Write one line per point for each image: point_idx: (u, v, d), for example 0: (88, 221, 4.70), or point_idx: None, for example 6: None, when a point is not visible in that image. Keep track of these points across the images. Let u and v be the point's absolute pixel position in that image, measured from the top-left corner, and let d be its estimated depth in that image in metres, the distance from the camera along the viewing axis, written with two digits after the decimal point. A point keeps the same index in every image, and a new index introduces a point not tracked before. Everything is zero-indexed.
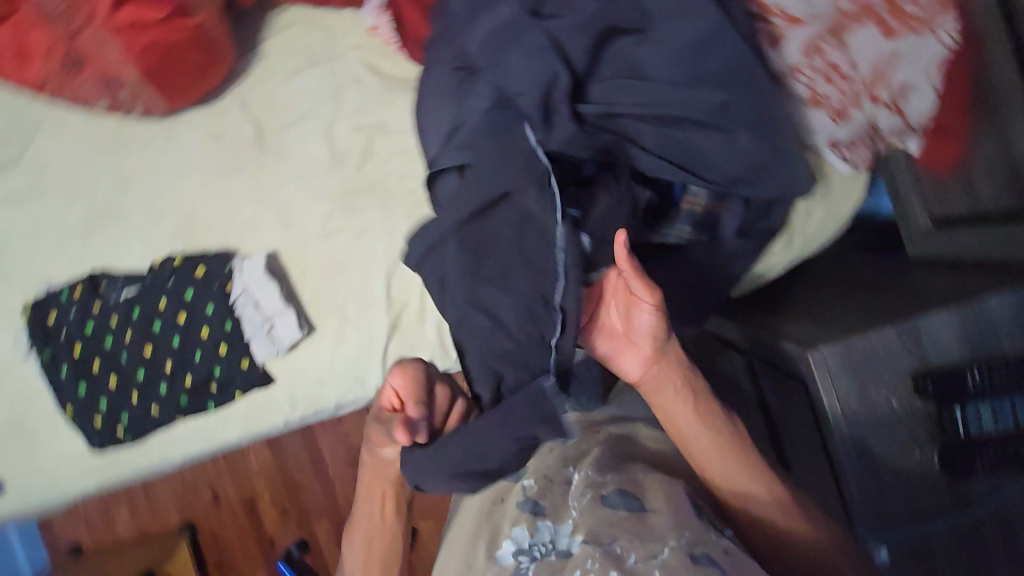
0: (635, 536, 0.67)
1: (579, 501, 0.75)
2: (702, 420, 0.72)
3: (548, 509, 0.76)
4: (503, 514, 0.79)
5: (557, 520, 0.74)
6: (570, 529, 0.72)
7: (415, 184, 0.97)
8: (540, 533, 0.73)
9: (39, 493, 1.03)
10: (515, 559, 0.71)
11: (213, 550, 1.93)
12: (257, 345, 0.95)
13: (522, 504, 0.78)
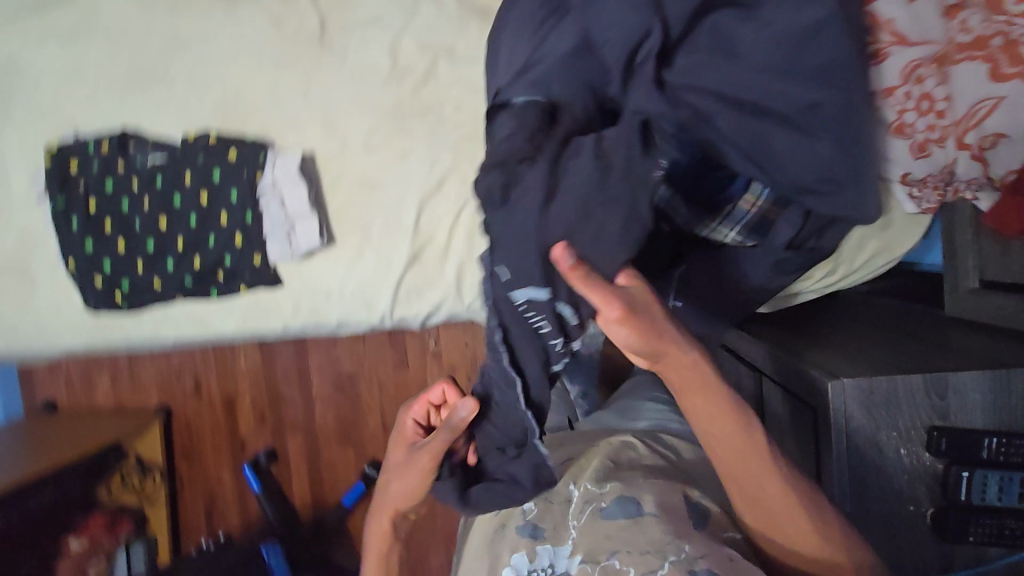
0: (633, 549, 0.69)
1: (578, 521, 0.78)
2: (730, 423, 0.65)
3: (550, 530, 0.78)
4: (505, 540, 0.81)
5: (557, 541, 0.76)
6: (570, 550, 0.73)
7: (469, 119, 0.94)
8: (539, 557, 0.75)
9: (38, 337, 1.05)
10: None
11: (182, 437, 1.97)
12: (273, 245, 0.93)
13: (522, 530, 0.80)
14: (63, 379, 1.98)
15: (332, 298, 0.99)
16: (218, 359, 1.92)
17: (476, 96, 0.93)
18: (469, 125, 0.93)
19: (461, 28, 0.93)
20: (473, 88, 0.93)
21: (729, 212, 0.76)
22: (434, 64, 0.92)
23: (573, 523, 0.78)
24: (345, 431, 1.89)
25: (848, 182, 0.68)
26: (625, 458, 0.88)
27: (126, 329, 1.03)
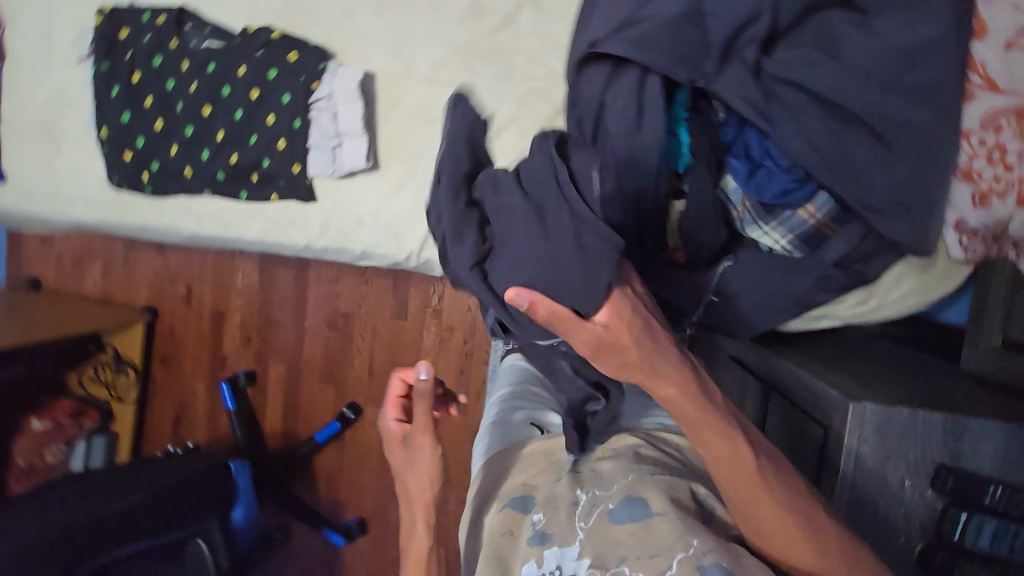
0: (642, 551, 0.59)
1: (587, 521, 0.66)
2: (728, 438, 0.57)
3: (553, 532, 0.67)
4: (513, 551, 0.68)
5: (563, 542, 0.65)
6: (578, 551, 0.63)
7: (539, 76, 0.90)
8: (546, 561, 0.64)
9: (46, 203, 1.00)
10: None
11: (164, 341, 1.95)
12: (317, 158, 0.90)
13: (531, 539, 0.67)
14: (55, 258, 1.96)
15: (363, 226, 0.96)
16: (216, 272, 1.89)
17: (552, 51, 0.89)
18: (538, 80, 0.90)
19: None
20: (551, 43, 0.89)
21: (786, 216, 0.75)
22: (518, 10, 0.89)
23: (579, 524, 0.67)
24: (330, 368, 1.88)
25: (916, 208, 0.67)
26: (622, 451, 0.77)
27: (143, 215, 0.99)
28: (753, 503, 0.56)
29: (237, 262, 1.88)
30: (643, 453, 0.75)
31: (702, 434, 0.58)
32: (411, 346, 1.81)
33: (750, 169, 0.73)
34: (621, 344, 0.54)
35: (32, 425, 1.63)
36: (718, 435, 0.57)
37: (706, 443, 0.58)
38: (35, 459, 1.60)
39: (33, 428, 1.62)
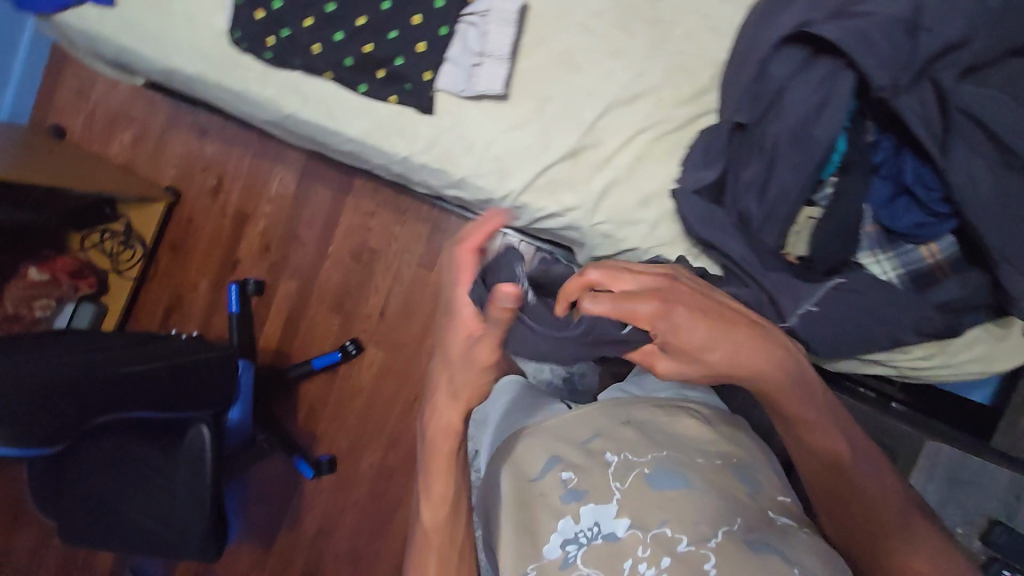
0: (685, 517, 0.60)
1: (623, 482, 0.63)
2: (827, 434, 0.66)
3: (589, 488, 0.64)
4: (541, 504, 0.66)
5: (600, 498, 0.63)
6: (615, 510, 0.61)
7: (692, 52, 0.89)
8: (582, 517, 0.62)
9: (154, 44, 0.95)
10: (562, 551, 0.61)
11: (178, 230, 1.82)
12: (453, 71, 0.88)
13: (564, 496, 0.64)
14: (83, 113, 1.81)
15: (473, 153, 0.93)
16: (251, 173, 1.79)
17: (708, 31, 0.89)
18: (686, 56, 0.89)
19: None
20: (709, 24, 0.89)
21: (905, 249, 0.77)
22: None
23: (614, 483, 0.64)
24: (340, 300, 1.79)
25: None
26: (642, 414, 0.74)
27: (247, 81, 0.94)
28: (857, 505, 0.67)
29: (275, 168, 1.78)
30: (675, 419, 0.74)
31: (804, 433, 0.66)
32: (431, 299, 1.72)
33: (891, 193, 0.75)
34: (681, 343, 0.59)
35: (28, 271, 1.54)
36: (816, 423, 0.65)
37: (804, 438, 0.67)
38: (23, 309, 1.51)
39: (29, 275, 1.53)
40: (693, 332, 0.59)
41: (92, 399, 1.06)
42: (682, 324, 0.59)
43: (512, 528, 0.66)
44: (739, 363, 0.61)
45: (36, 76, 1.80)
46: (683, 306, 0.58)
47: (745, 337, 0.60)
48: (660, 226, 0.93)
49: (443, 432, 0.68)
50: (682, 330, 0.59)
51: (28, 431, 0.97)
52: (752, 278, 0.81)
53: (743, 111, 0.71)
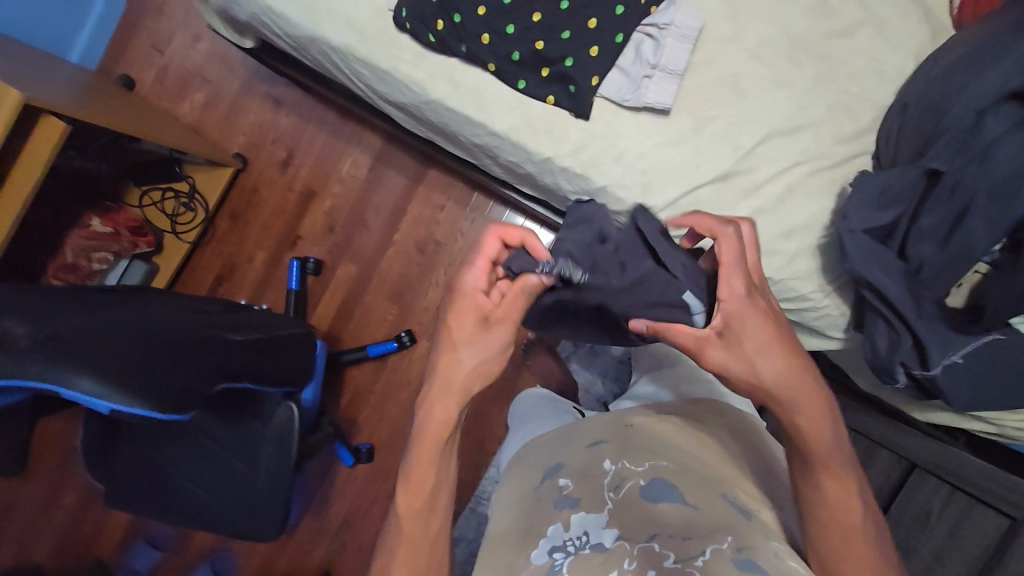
0: (676, 532, 0.59)
1: (616, 492, 0.64)
2: (842, 482, 0.63)
3: (583, 497, 0.65)
4: (535, 513, 0.67)
5: (590, 508, 0.63)
6: (604, 520, 0.61)
7: (854, 94, 0.90)
8: (572, 525, 0.62)
9: (306, 12, 0.92)
10: (549, 557, 0.60)
11: (238, 199, 1.79)
12: (621, 80, 0.87)
13: (559, 503, 0.65)
14: (155, 67, 1.76)
15: (621, 163, 0.92)
16: (325, 151, 1.76)
17: (875, 75, 0.90)
18: (851, 96, 0.90)
19: (901, 13, 0.90)
20: (876, 68, 0.90)
21: None
22: (860, 25, 0.90)
23: (607, 493, 0.64)
24: (400, 289, 1.75)
25: None
26: (645, 428, 0.77)
27: (399, 61, 0.91)
28: (840, 537, 0.62)
29: (349, 149, 1.75)
30: (670, 433, 0.76)
31: (818, 477, 0.64)
32: None
33: None
34: (741, 339, 0.65)
35: (91, 221, 1.45)
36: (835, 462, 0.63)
37: (816, 479, 0.64)
38: (82, 261, 1.43)
39: (92, 226, 1.44)
40: (753, 335, 0.65)
41: (225, 363, 0.91)
42: (751, 333, 0.65)
43: (508, 530, 0.69)
44: (785, 388, 0.64)
45: (113, 22, 1.74)
46: (758, 314, 0.65)
47: (798, 365, 0.65)
48: (798, 260, 0.93)
49: (439, 426, 0.70)
50: (747, 328, 0.65)
51: (170, 395, 0.81)
52: (903, 322, 0.81)
53: (944, 160, 0.72)
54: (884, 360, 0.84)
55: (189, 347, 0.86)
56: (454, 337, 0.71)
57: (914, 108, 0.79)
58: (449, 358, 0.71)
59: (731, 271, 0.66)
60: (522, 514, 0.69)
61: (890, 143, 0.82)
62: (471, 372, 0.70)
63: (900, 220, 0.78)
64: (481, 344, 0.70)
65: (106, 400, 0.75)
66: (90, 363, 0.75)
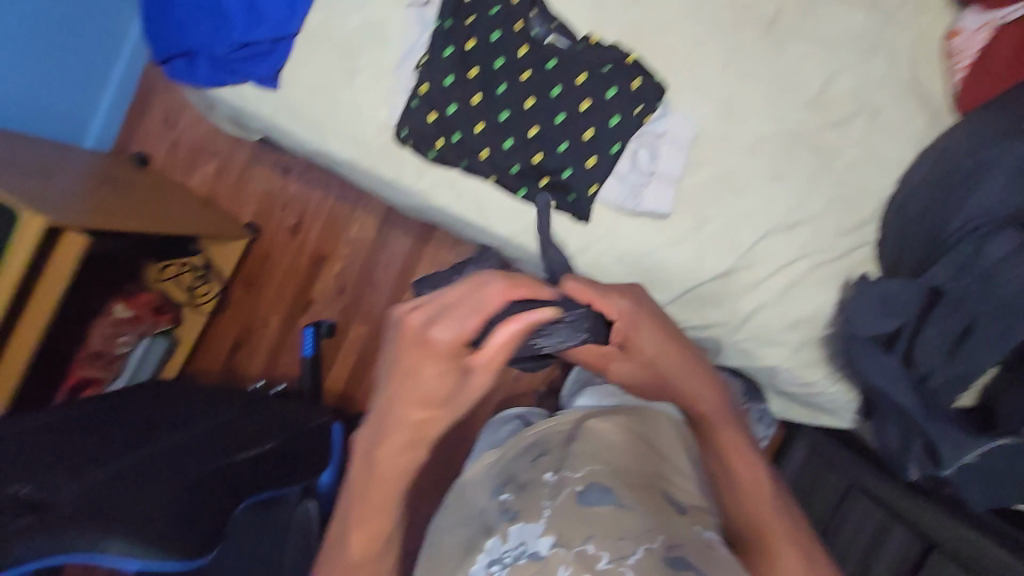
0: (608, 530, 0.49)
1: (554, 500, 0.53)
2: (748, 458, 0.64)
3: (521, 509, 0.55)
4: (473, 531, 0.57)
5: (529, 518, 0.53)
6: (542, 528, 0.51)
7: (853, 185, 0.89)
8: (511, 537, 0.52)
9: (312, 131, 0.95)
10: (486, 572, 0.50)
11: (253, 265, 1.82)
12: (619, 187, 0.88)
13: (501, 517, 0.56)
14: (166, 142, 1.80)
15: (622, 264, 0.93)
16: (332, 214, 1.77)
17: (874, 164, 0.89)
18: (850, 187, 0.89)
19: (901, 99, 0.88)
20: (873, 157, 0.89)
21: None
22: (855, 115, 0.89)
23: (546, 501, 0.54)
24: None
25: None
26: (588, 429, 0.64)
27: (402, 173, 0.94)
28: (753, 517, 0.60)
29: (356, 212, 1.76)
30: (613, 430, 0.63)
31: (727, 456, 0.64)
32: None
33: None
34: (639, 348, 0.73)
35: (115, 308, 1.52)
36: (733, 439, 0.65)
37: (722, 455, 0.65)
38: (108, 346, 1.50)
39: (116, 312, 1.52)
40: (649, 342, 0.73)
41: (242, 487, 0.97)
42: (647, 338, 0.73)
43: (441, 556, 0.58)
44: (684, 383, 0.71)
45: (123, 100, 1.78)
46: (646, 318, 0.73)
47: (692, 363, 0.72)
48: (804, 349, 0.93)
49: (391, 477, 0.60)
50: (639, 340, 0.73)
51: (200, 538, 0.86)
52: (909, 424, 0.81)
53: (943, 279, 0.74)
54: (896, 456, 0.85)
55: (211, 483, 0.91)
56: (423, 396, 0.56)
57: (914, 211, 0.81)
58: (413, 418, 0.57)
59: (601, 293, 0.72)
60: (466, 524, 0.59)
61: (891, 240, 0.84)
62: (442, 421, 0.59)
63: (901, 330, 0.79)
64: (459, 401, 0.58)
65: (139, 561, 0.78)
66: (120, 527, 0.77)
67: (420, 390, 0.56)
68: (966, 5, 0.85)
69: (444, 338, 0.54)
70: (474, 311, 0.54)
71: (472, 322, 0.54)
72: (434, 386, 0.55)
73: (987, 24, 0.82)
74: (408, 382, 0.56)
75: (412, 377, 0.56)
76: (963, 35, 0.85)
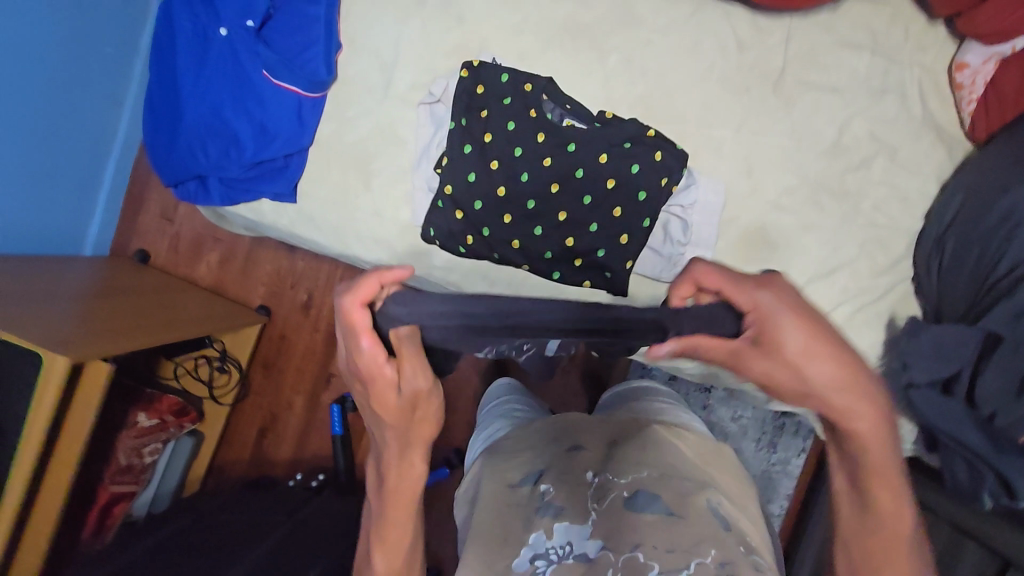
0: (656, 537, 0.52)
1: (600, 503, 0.57)
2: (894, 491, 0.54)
3: (566, 505, 0.58)
4: (510, 518, 0.59)
5: (575, 519, 0.56)
6: (590, 531, 0.55)
7: (881, 224, 0.90)
8: (556, 533, 0.55)
9: (337, 239, 0.94)
10: (530, 566, 0.54)
11: (269, 347, 1.79)
12: (655, 259, 0.89)
13: (540, 509, 0.58)
14: (167, 237, 1.78)
15: None
16: None
17: (899, 201, 0.90)
18: (880, 227, 0.90)
19: (914, 136, 0.90)
20: (898, 195, 0.90)
21: None
22: (873, 156, 0.90)
23: (592, 503, 0.58)
24: None
25: None
26: (635, 430, 0.71)
27: (432, 268, 0.93)
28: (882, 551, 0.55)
29: None
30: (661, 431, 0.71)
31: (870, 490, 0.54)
32: None
33: None
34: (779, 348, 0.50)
35: (137, 419, 1.43)
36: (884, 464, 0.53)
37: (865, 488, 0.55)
38: (134, 458, 1.42)
39: (139, 422, 1.43)
40: (793, 339, 0.49)
41: None
42: (792, 335, 0.49)
43: (473, 531, 0.60)
44: (838, 396, 0.51)
45: (118, 202, 1.76)
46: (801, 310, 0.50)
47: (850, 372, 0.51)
48: None
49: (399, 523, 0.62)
50: (785, 346, 0.49)
51: None
52: (983, 461, 0.79)
53: (1001, 324, 0.75)
54: (969, 489, 0.82)
55: None
56: (386, 412, 0.54)
57: (951, 252, 0.82)
58: (393, 428, 0.56)
59: (742, 279, 0.50)
60: (495, 514, 0.60)
61: (933, 277, 0.85)
62: (421, 418, 0.57)
63: (960, 372, 0.79)
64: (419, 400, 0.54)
65: None
66: None
67: (379, 409, 0.54)
68: (967, 38, 0.86)
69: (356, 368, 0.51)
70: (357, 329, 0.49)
71: (367, 340, 0.49)
72: (388, 404, 0.53)
73: (992, 58, 0.83)
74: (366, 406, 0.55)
75: (366, 399, 0.54)
76: (968, 69, 0.86)
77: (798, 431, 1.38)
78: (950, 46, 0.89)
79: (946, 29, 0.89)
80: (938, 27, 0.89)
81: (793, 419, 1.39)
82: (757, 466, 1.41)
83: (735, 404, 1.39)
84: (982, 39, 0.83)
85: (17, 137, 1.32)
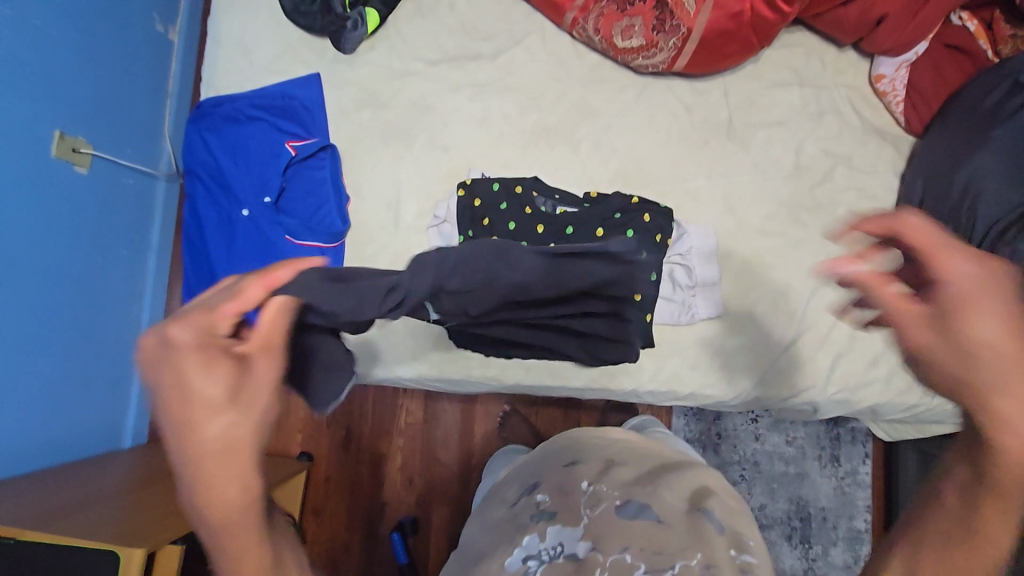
0: (648, 544, 0.59)
1: (592, 510, 0.64)
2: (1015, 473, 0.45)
3: (558, 509, 0.66)
4: (509, 527, 0.68)
5: (567, 521, 0.64)
6: (579, 533, 0.62)
7: (859, 224, 0.99)
8: (548, 535, 0.63)
9: (378, 362, 1.00)
10: (523, 564, 0.62)
11: None
12: (669, 307, 0.97)
13: (536, 516, 0.66)
14: None
15: (698, 370, 0.99)
16: None
17: (868, 200, 1.00)
18: None
19: (861, 143, 1.01)
20: (866, 195, 1.00)
21: None
22: (832, 168, 1.00)
23: (584, 511, 0.64)
24: None
25: None
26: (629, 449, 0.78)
27: (470, 368, 1.00)
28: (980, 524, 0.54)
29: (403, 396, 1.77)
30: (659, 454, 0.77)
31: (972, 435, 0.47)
32: None
33: None
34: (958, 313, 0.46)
35: None
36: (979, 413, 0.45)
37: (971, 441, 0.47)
38: None
39: None
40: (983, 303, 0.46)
41: None
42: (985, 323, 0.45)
43: (479, 540, 0.71)
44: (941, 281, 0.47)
45: None
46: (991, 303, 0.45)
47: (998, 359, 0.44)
48: (894, 379, 0.98)
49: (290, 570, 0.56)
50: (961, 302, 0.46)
51: None
52: None
53: None
54: None
55: None
56: (203, 412, 0.46)
57: None
58: (214, 436, 0.46)
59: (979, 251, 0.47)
60: (499, 528, 0.69)
61: None
62: (251, 428, 0.48)
63: None
64: (254, 404, 0.48)
65: None
66: None
67: (194, 404, 0.46)
68: (875, 56, 1.00)
69: (188, 334, 0.47)
70: (228, 297, 0.49)
71: (228, 309, 0.48)
72: (211, 396, 0.46)
73: (902, 65, 0.97)
74: (179, 399, 0.46)
75: (182, 392, 0.46)
76: (886, 79, 0.99)
77: (855, 438, 1.40)
78: (863, 65, 1.03)
79: (855, 52, 1.03)
80: (848, 52, 1.03)
81: (846, 427, 1.40)
82: (828, 484, 1.40)
83: (784, 427, 1.41)
84: (889, 52, 0.97)
85: (36, 348, 1.11)
